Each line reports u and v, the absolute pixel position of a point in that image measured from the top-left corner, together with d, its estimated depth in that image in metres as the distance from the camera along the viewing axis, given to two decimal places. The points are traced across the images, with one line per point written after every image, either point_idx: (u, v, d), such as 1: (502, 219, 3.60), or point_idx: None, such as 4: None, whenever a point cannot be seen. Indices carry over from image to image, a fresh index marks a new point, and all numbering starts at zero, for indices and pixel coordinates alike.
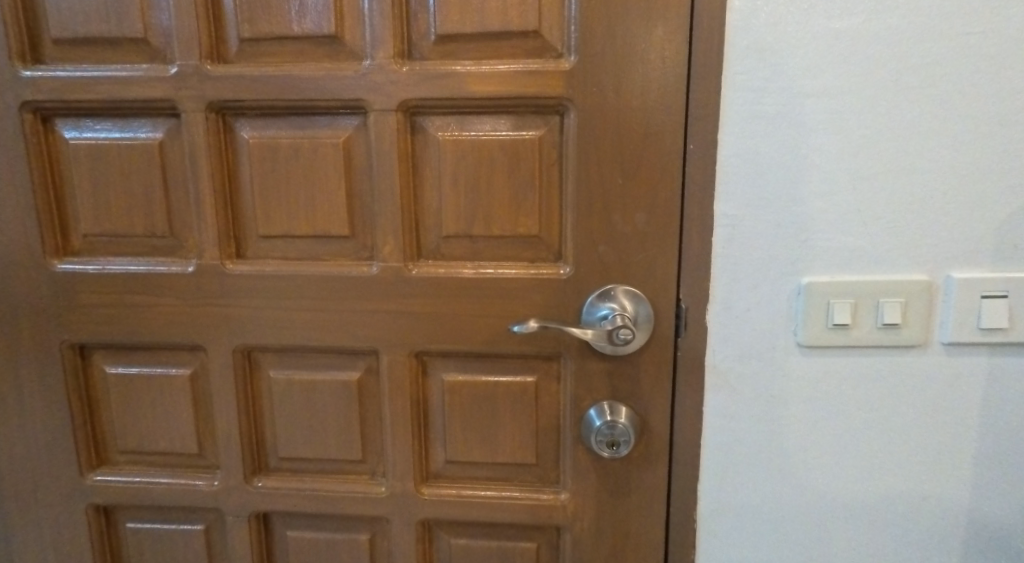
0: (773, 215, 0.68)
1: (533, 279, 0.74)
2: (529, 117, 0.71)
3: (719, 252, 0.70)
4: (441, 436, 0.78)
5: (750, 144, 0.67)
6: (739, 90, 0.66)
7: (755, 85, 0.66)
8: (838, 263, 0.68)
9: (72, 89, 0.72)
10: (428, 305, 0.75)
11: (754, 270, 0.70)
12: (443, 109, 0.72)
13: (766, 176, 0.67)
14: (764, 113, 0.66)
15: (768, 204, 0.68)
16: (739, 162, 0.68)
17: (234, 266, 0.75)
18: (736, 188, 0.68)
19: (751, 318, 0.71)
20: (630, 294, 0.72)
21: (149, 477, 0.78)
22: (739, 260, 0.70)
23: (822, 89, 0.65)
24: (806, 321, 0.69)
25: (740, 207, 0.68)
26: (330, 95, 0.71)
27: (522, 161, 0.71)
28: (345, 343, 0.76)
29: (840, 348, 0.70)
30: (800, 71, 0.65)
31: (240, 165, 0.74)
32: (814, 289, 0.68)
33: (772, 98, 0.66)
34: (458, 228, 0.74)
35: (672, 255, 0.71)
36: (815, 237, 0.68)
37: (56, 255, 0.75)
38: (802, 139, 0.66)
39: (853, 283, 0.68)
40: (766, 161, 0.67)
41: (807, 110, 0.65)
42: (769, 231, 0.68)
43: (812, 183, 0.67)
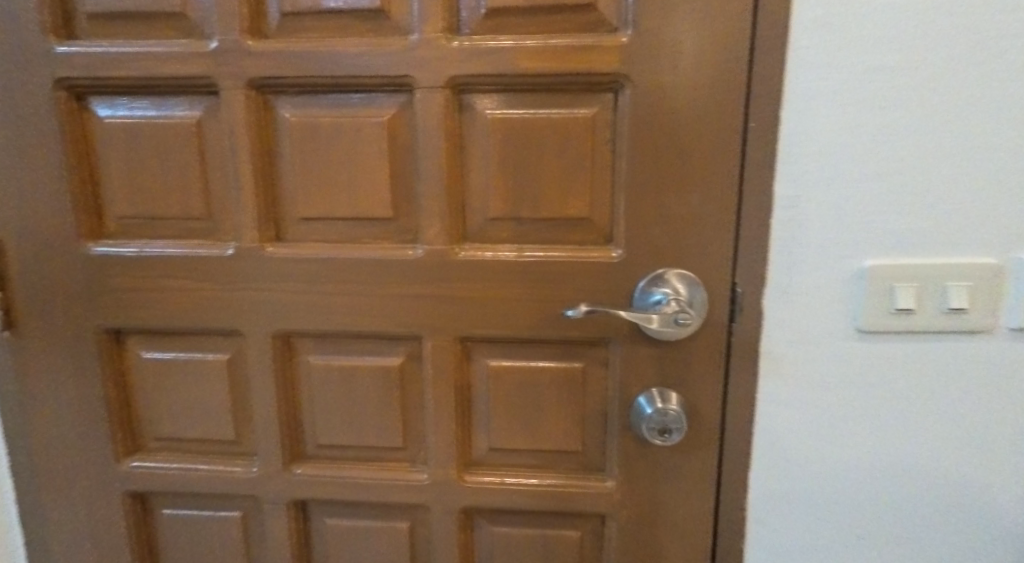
0: (831, 197, 0.69)
1: (583, 262, 0.73)
2: (580, 94, 0.71)
3: (777, 234, 0.71)
4: (484, 424, 0.76)
5: (812, 123, 0.68)
6: (800, 72, 0.67)
7: (817, 66, 0.67)
8: (898, 243, 0.69)
9: (107, 65, 0.69)
10: (473, 288, 0.73)
11: (813, 253, 0.71)
12: (493, 87, 0.71)
13: (827, 156, 0.69)
14: (824, 96, 0.67)
15: (826, 187, 0.69)
16: (799, 141, 0.69)
17: (273, 250, 0.72)
18: (796, 170, 0.69)
19: (810, 301, 0.71)
20: (684, 279, 0.72)
21: (185, 465, 0.76)
22: (798, 243, 0.71)
23: (885, 70, 0.66)
24: (863, 302, 0.70)
25: (798, 190, 0.70)
26: (375, 71, 0.69)
27: (574, 139, 0.71)
28: (387, 329, 0.74)
29: (903, 333, 0.70)
30: (863, 51, 0.66)
31: (280, 144, 0.72)
32: (875, 270, 0.69)
33: (834, 79, 0.67)
34: (506, 210, 0.73)
35: (726, 237, 0.71)
36: (874, 217, 0.69)
37: (91, 238, 0.73)
38: (867, 118, 0.67)
39: (917, 267, 0.68)
40: (828, 140, 0.68)
41: (868, 91, 0.66)
42: (830, 213, 0.70)
43: (873, 165, 0.68)
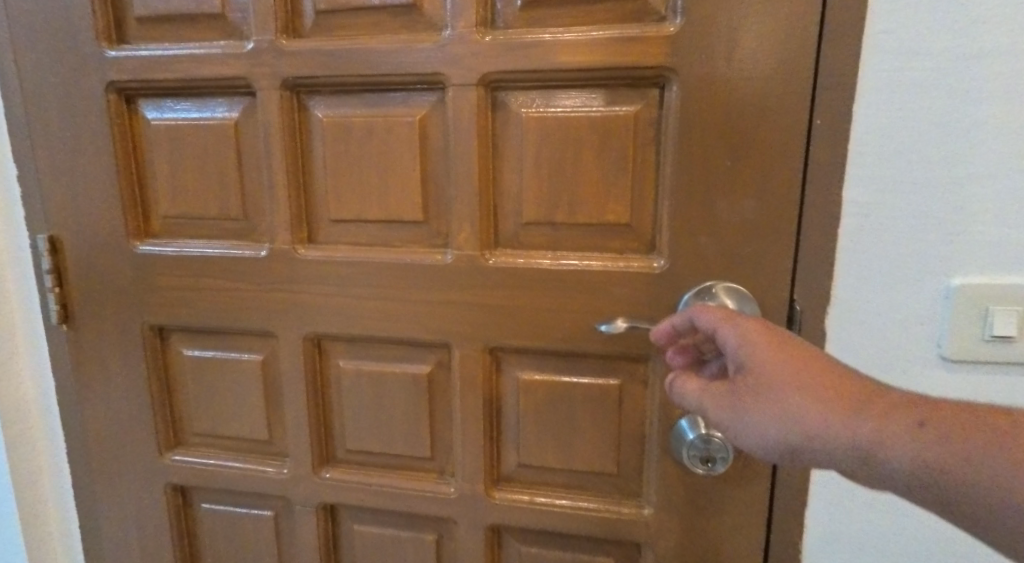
0: (910, 202, 0.62)
1: (623, 272, 0.67)
2: (624, 90, 0.65)
3: (847, 246, 0.64)
4: (514, 439, 0.72)
5: (893, 120, 0.61)
6: (875, 62, 0.60)
7: (895, 55, 0.59)
8: (989, 250, 0.61)
9: (153, 68, 0.71)
10: (505, 297, 0.69)
11: (887, 265, 0.63)
12: (531, 84, 0.66)
13: (910, 159, 0.61)
14: (904, 89, 0.60)
15: (905, 190, 0.62)
16: (877, 141, 0.61)
17: (305, 252, 0.72)
18: (870, 172, 0.62)
19: (884, 322, 0.65)
20: (733, 294, 0.65)
21: (221, 461, 0.78)
22: (870, 253, 0.63)
23: (976, 57, 0.58)
24: (946, 315, 0.63)
25: (872, 195, 0.62)
26: (406, 69, 0.67)
27: (615, 140, 0.66)
28: (416, 336, 0.72)
29: (995, 363, 0.63)
30: (950, 37, 0.58)
31: (313, 145, 0.71)
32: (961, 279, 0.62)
33: (916, 69, 0.59)
34: (541, 214, 0.68)
35: (784, 248, 0.64)
36: (962, 222, 0.61)
37: (138, 237, 0.75)
38: (960, 116, 0.59)
39: (1017, 289, 0.61)
40: (912, 141, 0.61)
41: (955, 81, 0.59)
42: (912, 224, 0.62)
43: (961, 164, 0.60)
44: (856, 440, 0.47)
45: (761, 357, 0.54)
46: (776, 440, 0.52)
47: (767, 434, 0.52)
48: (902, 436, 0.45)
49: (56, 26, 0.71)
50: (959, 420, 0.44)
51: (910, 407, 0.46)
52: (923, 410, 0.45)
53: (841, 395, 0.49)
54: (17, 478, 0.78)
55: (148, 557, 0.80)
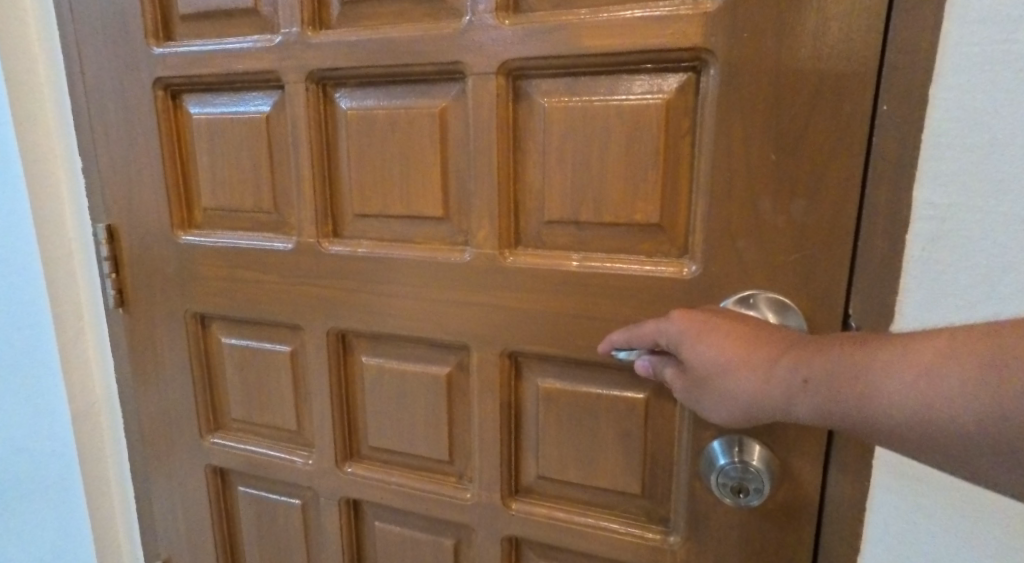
0: (1005, 199, 0.49)
1: (651, 278, 0.61)
2: (656, 75, 0.59)
3: (917, 255, 0.53)
4: (534, 448, 0.69)
5: (984, 105, 0.48)
6: (957, 33, 0.48)
7: (983, 20, 0.47)
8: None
9: (193, 63, 0.72)
10: (525, 299, 0.65)
11: (969, 279, 0.52)
12: (553, 71, 0.61)
13: (1005, 151, 0.49)
14: (994, 61, 0.48)
15: (997, 186, 0.49)
16: (961, 129, 0.49)
17: (330, 245, 0.71)
18: (950, 168, 0.50)
19: None
20: (773, 303, 0.57)
21: (256, 448, 0.79)
22: (953, 262, 0.52)
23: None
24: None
25: (953, 194, 0.51)
26: (427, 58, 0.64)
27: (645, 131, 0.59)
28: (435, 336, 0.69)
29: None
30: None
31: (339, 139, 0.70)
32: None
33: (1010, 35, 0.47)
34: (564, 212, 0.63)
35: (838, 257, 0.55)
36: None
37: (182, 228, 0.77)
38: None
39: None
40: (1009, 128, 0.48)
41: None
42: (1004, 230, 0.50)
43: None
44: (763, 396, 0.45)
45: (680, 336, 0.51)
46: (718, 418, 0.50)
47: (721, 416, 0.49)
48: (796, 392, 0.43)
49: (108, 23, 0.74)
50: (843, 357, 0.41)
51: (803, 355, 0.43)
52: (810, 359, 0.42)
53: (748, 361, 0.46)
54: (80, 454, 0.83)
55: (192, 534, 0.84)
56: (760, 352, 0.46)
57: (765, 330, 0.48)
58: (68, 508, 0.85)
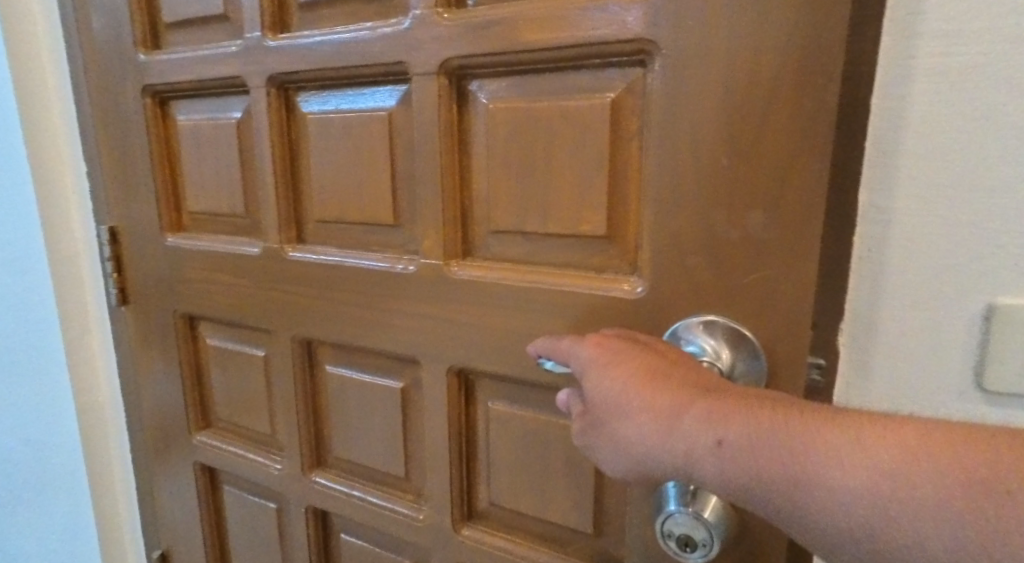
0: (934, 256, 0.47)
1: (597, 298, 0.55)
2: (601, 71, 0.52)
3: (861, 254, 0.49)
4: (486, 472, 0.64)
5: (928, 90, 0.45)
6: (890, 86, 0.46)
7: (918, 74, 0.45)
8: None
9: (174, 70, 0.73)
10: (471, 314, 0.61)
11: (911, 279, 0.48)
12: (499, 70, 0.56)
13: (951, 138, 0.45)
14: (924, 121, 0.45)
15: (927, 243, 0.47)
16: (904, 116, 0.46)
17: (292, 251, 0.70)
18: (882, 234, 0.48)
19: (904, 348, 0.49)
20: (727, 335, 0.50)
21: (236, 448, 0.81)
22: (884, 337, 0.49)
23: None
24: (981, 406, 0.48)
25: (882, 263, 0.48)
26: (372, 59, 0.61)
27: (589, 134, 0.53)
28: (388, 349, 0.66)
29: None
30: (987, 53, 0.43)
31: (301, 143, 0.68)
32: (1009, 346, 0.46)
33: (945, 94, 0.44)
34: (509, 222, 0.58)
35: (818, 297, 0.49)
36: (1004, 292, 0.46)
37: (171, 230, 0.79)
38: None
39: None
40: (953, 113, 0.44)
41: (993, 111, 0.43)
42: (948, 226, 0.46)
43: (1001, 222, 0.45)
44: (664, 439, 0.40)
45: (586, 365, 0.47)
46: (614, 466, 0.44)
47: (615, 463, 0.44)
48: (705, 452, 0.38)
49: (105, 33, 0.77)
50: (759, 418, 0.37)
51: (714, 410, 0.39)
52: (726, 416, 0.38)
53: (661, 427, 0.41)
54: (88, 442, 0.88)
55: (186, 527, 0.87)
56: (672, 397, 0.41)
57: (684, 373, 0.43)
58: (74, 493, 0.90)
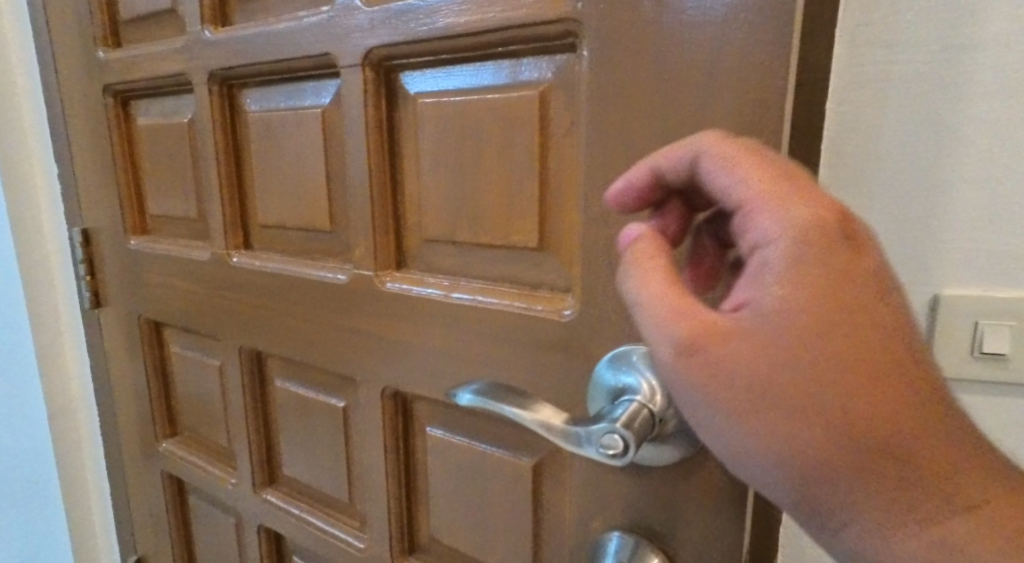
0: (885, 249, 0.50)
1: (526, 319, 0.48)
2: (530, 59, 0.45)
3: None
4: (425, 504, 0.59)
5: (874, 91, 0.47)
6: (839, 92, 0.48)
7: (863, 79, 0.47)
8: (995, 306, 0.48)
9: (129, 68, 0.71)
10: (401, 332, 0.55)
11: None
12: (426, 59, 0.50)
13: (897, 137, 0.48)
14: (869, 125, 0.48)
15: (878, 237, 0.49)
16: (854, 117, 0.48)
17: (237, 257, 0.66)
18: None
19: None
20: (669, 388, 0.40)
21: (197, 459, 0.78)
22: None
23: (957, 81, 0.45)
24: None
25: None
26: (302, 51, 0.56)
27: (518, 131, 0.46)
28: (328, 364, 0.61)
29: (994, 389, 0.50)
30: (926, 58, 0.46)
31: (245, 143, 0.64)
32: (952, 334, 0.49)
33: (891, 97, 0.47)
34: (439, 230, 0.52)
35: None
36: (946, 283, 0.49)
37: (135, 233, 0.77)
38: (959, 77, 0.45)
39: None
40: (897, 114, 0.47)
41: (931, 117, 0.47)
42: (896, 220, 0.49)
43: (941, 216, 0.48)
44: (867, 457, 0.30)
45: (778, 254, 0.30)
46: (761, 450, 0.32)
47: (767, 451, 0.31)
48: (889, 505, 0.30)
49: (70, 32, 0.75)
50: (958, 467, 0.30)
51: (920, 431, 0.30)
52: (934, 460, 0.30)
53: (860, 435, 0.30)
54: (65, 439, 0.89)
55: (157, 534, 0.85)
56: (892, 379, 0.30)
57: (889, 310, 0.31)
58: (46, 492, 0.90)
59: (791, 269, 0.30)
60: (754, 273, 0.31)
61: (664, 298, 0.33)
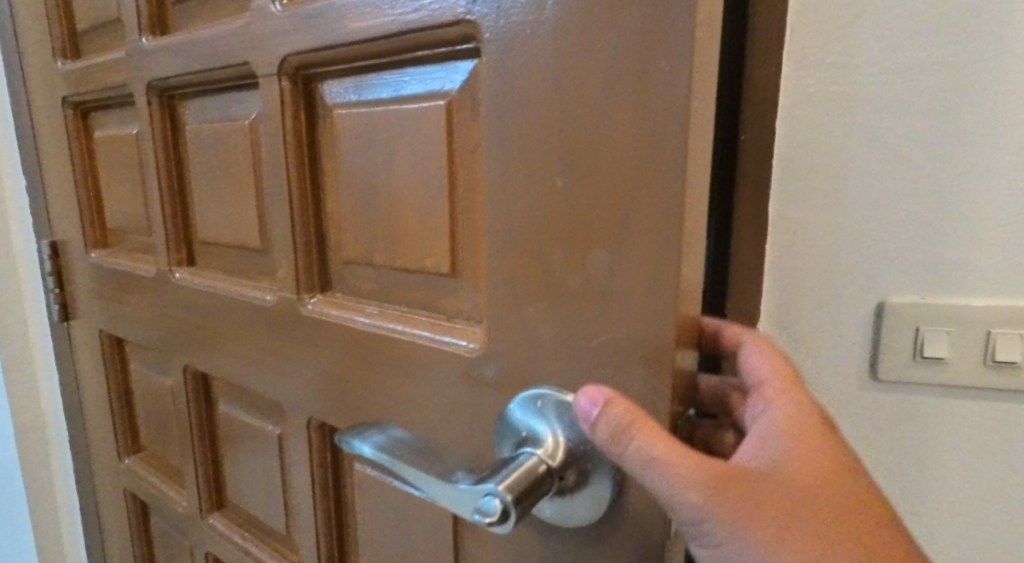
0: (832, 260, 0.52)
1: (438, 351, 0.43)
2: (437, 65, 0.41)
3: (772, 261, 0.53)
4: (355, 543, 0.55)
5: (809, 107, 0.50)
6: (789, 108, 0.50)
7: (805, 97, 0.50)
8: (934, 315, 0.51)
9: (82, 80, 0.69)
10: (323, 359, 0.51)
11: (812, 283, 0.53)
12: (341, 65, 0.46)
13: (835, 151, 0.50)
14: (828, 132, 0.50)
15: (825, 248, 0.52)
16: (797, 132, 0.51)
17: (180, 275, 0.64)
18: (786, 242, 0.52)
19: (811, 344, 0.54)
20: (578, 446, 0.36)
21: (154, 478, 0.76)
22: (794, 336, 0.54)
23: (884, 98, 0.48)
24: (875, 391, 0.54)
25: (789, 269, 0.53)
26: (224, 60, 0.52)
27: (426, 144, 0.42)
28: (261, 389, 0.58)
29: (936, 388, 0.53)
30: (854, 74, 0.48)
31: (184, 156, 0.62)
32: (895, 339, 0.52)
33: (826, 113, 0.50)
34: (358, 251, 0.48)
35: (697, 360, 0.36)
36: (891, 291, 0.52)
37: (97, 247, 0.76)
38: (886, 96, 0.48)
39: (959, 308, 0.51)
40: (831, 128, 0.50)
41: (863, 132, 0.49)
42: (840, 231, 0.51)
43: (879, 229, 0.51)
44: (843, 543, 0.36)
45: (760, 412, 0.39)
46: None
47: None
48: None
49: (34, 43, 0.75)
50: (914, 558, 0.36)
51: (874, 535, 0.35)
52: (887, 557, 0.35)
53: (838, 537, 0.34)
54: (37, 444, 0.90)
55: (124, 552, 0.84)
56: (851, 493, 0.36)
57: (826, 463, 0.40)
58: (16, 498, 0.90)
59: (802, 425, 0.36)
60: (771, 437, 0.36)
61: (701, 481, 0.33)
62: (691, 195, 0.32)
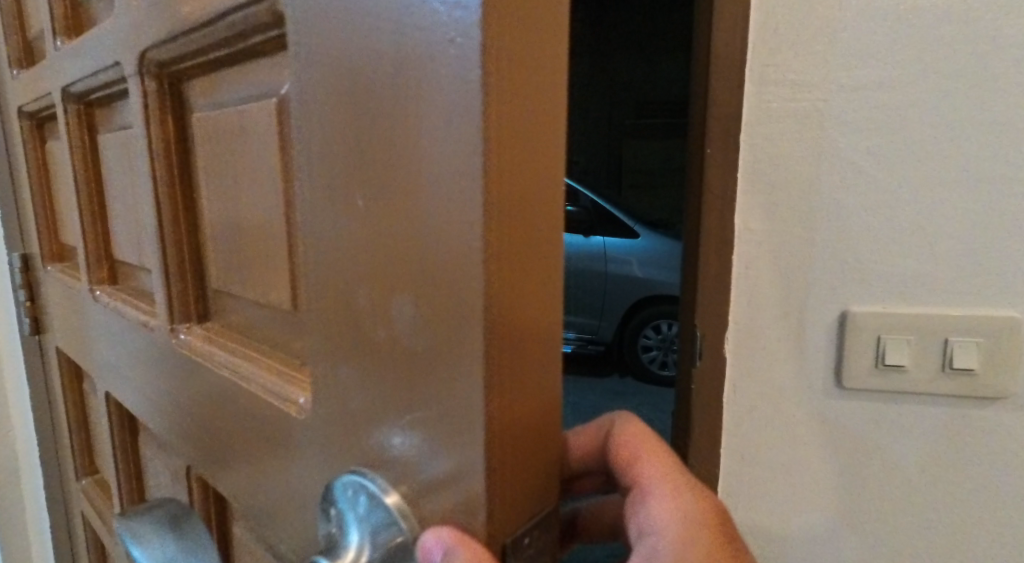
0: (787, 269, 0.52)
1: (275, 406, 0.36)
2: (269, 58, 0.34)
3: (739, 273, 0.53)
4: None
5: (776, 122, 0.50)
6: (753, 124, 0.51)
7: (774, 112, 0.50)
8: (894, 323, 0.52)
9: (28, 89, 0.67)
10: (194, 398, 0.45)
11: (774, 294, 0.53)
12: (198, 62, 0.40)
13: (796, 163, 0.51)
14: (794, 149, 0.51)
15: (785, 258, 0.52)
16: (766, 146, 0.51)
17: (100, 294, 0.60)
18: (752, 253, 0.52)
19: (777, 355, 0.54)
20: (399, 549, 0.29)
21: (102, 503, 0.73)
22: (762, 346, 0.54)
23: (844, 113, 0.49)
24: (838, 401, 0.54)
25: (757, 279, 0.53)
26: (110, 60, 0.48)
27: (259, 156, 0.34)
28: (155, 426, 0.53)
29: (896, 397, 0.53)
30: (815, 89, 0.49)
31: (98, 168, 0.58)
32: (856, 348, 0.52)
33: (790, 128, 0.50)
34: (222, 277, 0.41)
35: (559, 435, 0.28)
36: (851, 302, 0.52)
37: (54, 261, 0.74)
38: (846, 109, 0.49)
39: (918, 319, 0.51)
40: (792, 141, 0.50)
41: (821, 142, 0.50)
42: (798, 241, 0.52)
43: (839, 237, 0.51)
44: None
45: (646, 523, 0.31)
46: None
47: None
48: None
49: None
50: None
51: None
52: None
53: None
54: (22, 443, 0.91)
55: None
56: None
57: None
58: None
59: None
60: None
61: None
62: (502, 232, 0.23)
